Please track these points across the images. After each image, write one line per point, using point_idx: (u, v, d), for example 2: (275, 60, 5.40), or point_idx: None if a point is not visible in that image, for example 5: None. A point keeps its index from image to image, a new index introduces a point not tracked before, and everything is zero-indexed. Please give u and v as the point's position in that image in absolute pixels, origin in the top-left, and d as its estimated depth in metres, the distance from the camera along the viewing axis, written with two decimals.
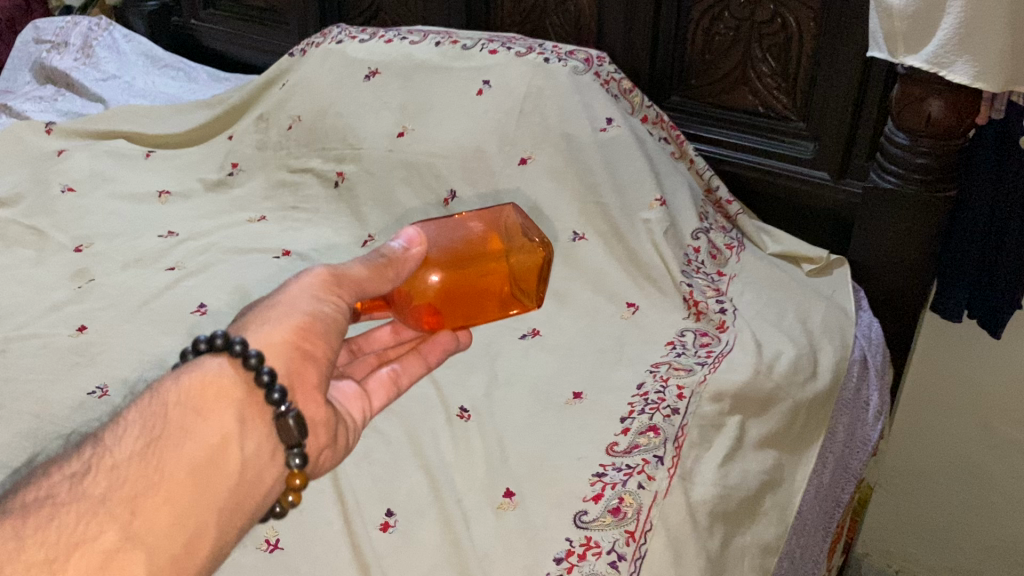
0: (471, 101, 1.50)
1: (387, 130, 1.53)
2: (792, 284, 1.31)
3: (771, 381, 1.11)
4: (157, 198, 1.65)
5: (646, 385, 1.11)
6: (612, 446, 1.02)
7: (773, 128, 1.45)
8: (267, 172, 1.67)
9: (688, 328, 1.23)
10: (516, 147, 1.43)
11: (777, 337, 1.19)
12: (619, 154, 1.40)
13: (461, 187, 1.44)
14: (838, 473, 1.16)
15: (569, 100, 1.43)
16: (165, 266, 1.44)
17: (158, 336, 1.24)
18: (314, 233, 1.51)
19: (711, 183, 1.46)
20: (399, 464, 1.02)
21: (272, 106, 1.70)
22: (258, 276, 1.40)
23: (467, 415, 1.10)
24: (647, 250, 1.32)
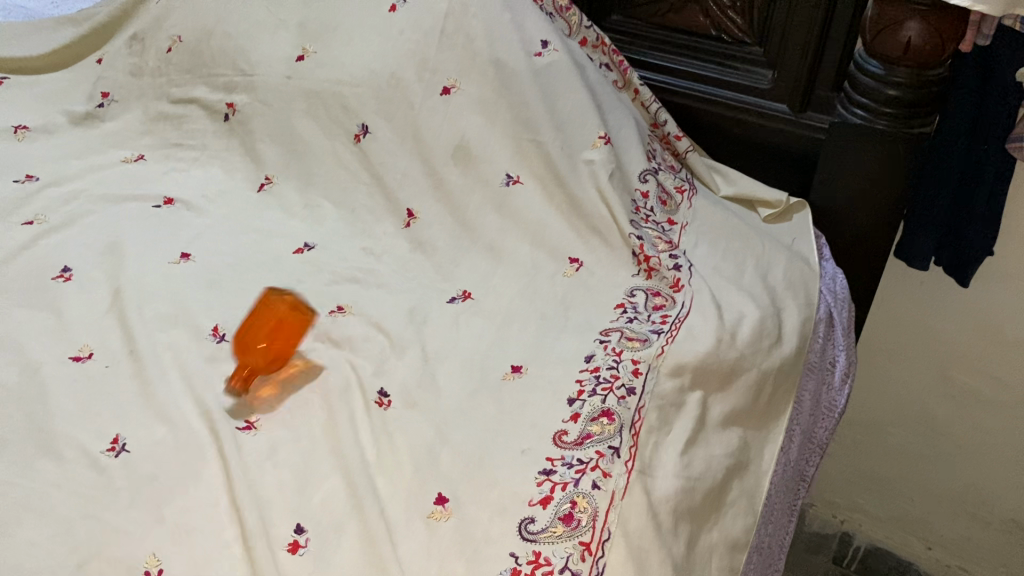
0: (383, 20, 1.27)
1: (285, 53, 1.31)
2: (751, 232, 1.17)
3: (735, 351, 0.98)
4: (13, 134, 1.40)
5: (596, 358, 0.97)
6: (560, 436, 0.88)
7: (726, 53, 1.29)
8: (145, 103, 1.42)
9: (639, 287, 1.09)
10: (436, 74, 1.24)
11: (740, 297, 1.05)
12: (556, 83, 1.22)
13: (374, 121, 1.26)
14: (804, 446, 1.05)
15: (498, 21, 1.23)
16: (22, 220, 1.21)
17: (14, 314, 1.04)
18: (201, 177, 1.32)
19: (658, 117, 1.30)
20: (310, 466, 0.86)
21: (147, 23, 1.43)
22: (138, 232, 1.19)
23: (388, 401, 0.94)
24: (591, 200, 1.16)
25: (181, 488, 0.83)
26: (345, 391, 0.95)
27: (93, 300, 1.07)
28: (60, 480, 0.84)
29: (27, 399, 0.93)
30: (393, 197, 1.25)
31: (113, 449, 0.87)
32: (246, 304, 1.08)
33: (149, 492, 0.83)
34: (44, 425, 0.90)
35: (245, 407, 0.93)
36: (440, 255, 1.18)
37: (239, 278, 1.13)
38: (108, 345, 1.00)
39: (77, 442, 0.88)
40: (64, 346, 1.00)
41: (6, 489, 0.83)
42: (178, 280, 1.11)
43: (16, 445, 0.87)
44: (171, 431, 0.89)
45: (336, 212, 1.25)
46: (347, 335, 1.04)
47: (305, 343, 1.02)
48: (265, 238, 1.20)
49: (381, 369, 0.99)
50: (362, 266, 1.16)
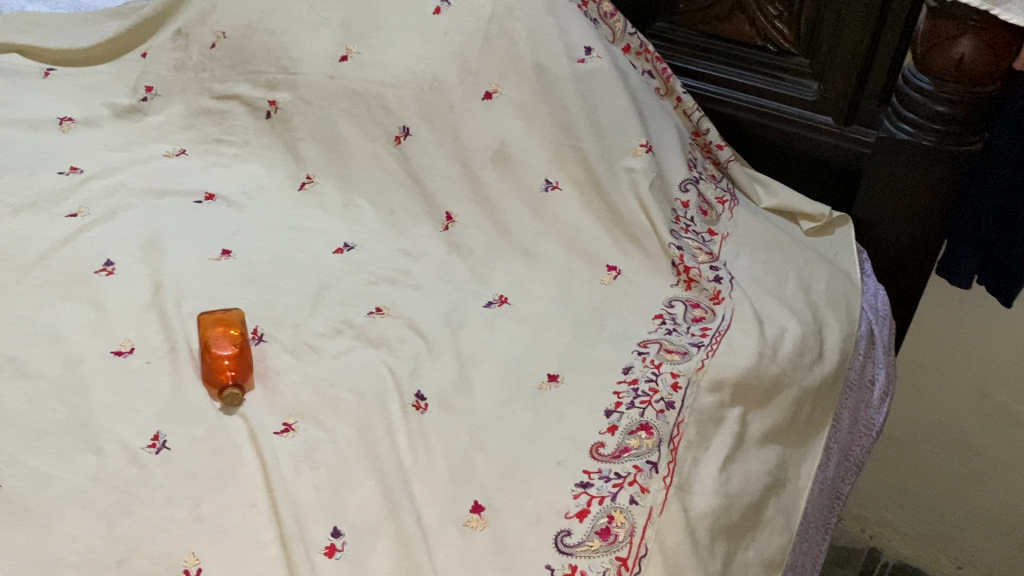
0: (426, 21, 1.27)
1: (329, 52, 1.31)
2: (792, 244, 1.16)
3: (776, 367, 0.97)
4: (58, 126, 1.41)
5: (634, 370, 0.96)
6: (598, 448, 0.87)
7: (771, 63, 1.28)
8: (187, 98, 1.43)
9: (678, 297, 1.08)
10: (478, 78, 1.24)
11: (780, 311, 1.03)
12: (599, 91, 1.21)
13: (415, 123, 1.26)
14: (840, 464, 1.04)
15: (542, 25, 1.23)
16: (65, 212, 1.22)
17: (57, 305, 1.05)
18: (241, 173, 1.32)
19: (700, 125, 1.28)
20: (346, 468, 0.86)
21: (191, 18, 1.44)
22: (178, 226, 1.20)
23: (424, 405, 0.94)
24: (631, 208, 1.15)
25: (220, 486, 0.84)
26: (381, 393, 0.95)
27: (134, 294, 1.07)
28: (99, 474, 0.84)
29: (69, 392, 0.93)
30: (430, 199, 1.24)
31: (153, 445, 0.88)
32: (284, 302, 1.09)
33: (187, 489, 0.83)
34: (84, 418, 0.90)
35: (280, 406, 0.93)
36: (476, 258, 1.17)
37: (275, 274, 1.13)
38: (148, 340, 1.01)
39: (117, 436, 0.88)
40: (105, 340, 1.00)
41: (47, 481, 0.83)
42: (217, 277, 1.11)
43: (57, 436, 0.88)
44: (209, 429, 0.90)
45: (374, 212, 1.24)
46: (383, 336, 1.03)
47: (342, 344, 1.02)
48: (304, 236, 1.20)
49: (417, 371, 0.98)
50: (398, 267, 1.16)
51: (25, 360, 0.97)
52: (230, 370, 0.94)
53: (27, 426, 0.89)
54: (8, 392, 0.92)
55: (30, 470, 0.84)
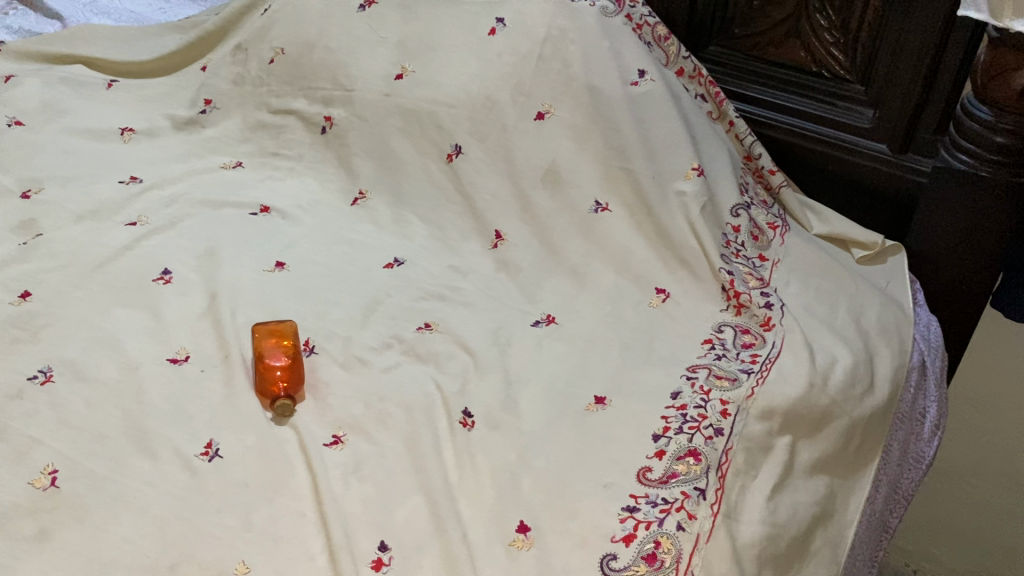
0: (482, 42, 1.29)
1: (385, 70, 1.33)
2: (844, 273, 1.15)
3: (826, 397, 0.96)
4: (119, 136, 1.44)
5: (683, 395, 0.95)
6: (645, 473, 0.87)
7: (826, 90, 1.27)
8: (245, 112, 1.46)
9: (727, 323, 1.07)
10: (531, 99, 1.25)
11: (832, 340, 1.02)
12: (652, 114, 1.22)
13: (467, 142, 1.27)
14: (889, 497, 1.02)
15: (596, 48, 1.24)
16: (125, 220, 1.25)
17: (116, 311, 1.07)
18: (296, 187, 1.35)
19: (752, 150, 1.28)
20: (394, 483, 0.87)
21: (252, 33, 1.47)
22: (234, 237, 1.23)
23: (470, 423, 0.95)
24: (681, 230, 1.15)
25: (270, 496, 0.85)
26: (429, 409, 0.96)
27: (190, 303, 1.09)
28: (153, 479, 0.86)
29: (125, 397, 0.95)
30: (480, 217, 1.25)
31: (206, 452, 0.89)
32: (335, 315, 1.10)
33: (238, 497, 0.85)
34: (140, 423, 0.92)
35: (330, 418, 0.95)
36: (524, 277, 1.18)
37: (327, 287, 1.15)
38: (203, 348, 1.03)
39: (172, 442, 0.90)
40: (162, 346, 1.02)
41: (104, 484, 0.85)
42: (272, 288, 1.13)
43: (113, 440, 0.90)
44: (261, 439, 0.91)
45: (424, 229, 1.25)
46: (431, 352, 1.04)
47: (391, 358, 1.04)
48: (355, 251, 1.22)
49: (465, 389, 0.99)
50: (448, 283, 1.16)
51: (85, 364, 0.99)
52: (283, 381, 0.96)
53: (86, 429, 0.91)
54: (68, 396, 0.95)
55: (87, 472, 0.86)
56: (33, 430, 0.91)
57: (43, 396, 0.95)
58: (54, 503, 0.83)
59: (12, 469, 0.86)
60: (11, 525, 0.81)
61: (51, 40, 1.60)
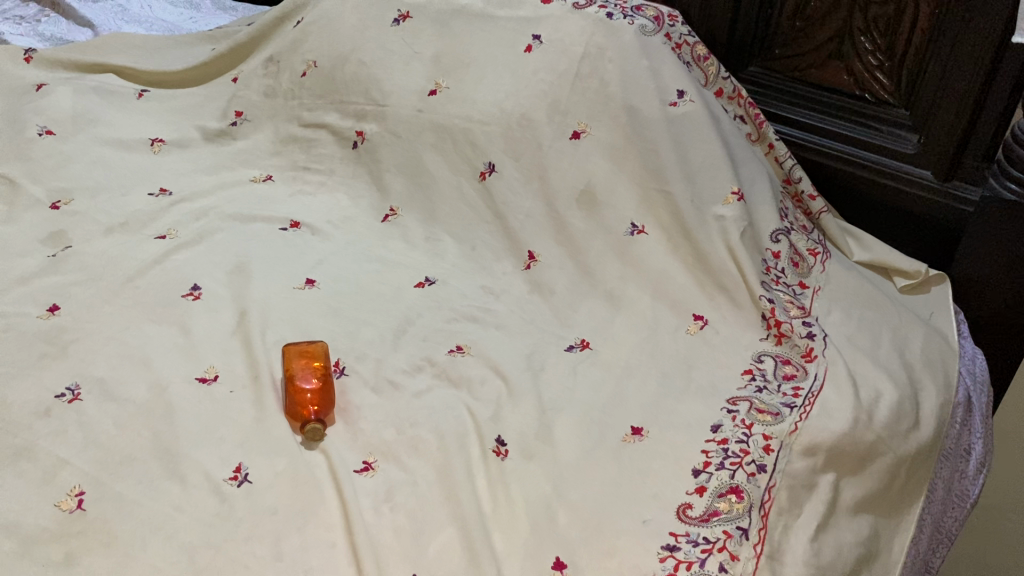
0: (518, 58, 1.27)
1: (418, 86, 1.31)
2: (886, 302, 1.12)
3: (871, 434, 0.93)
4: (150, 147, 1.43)
5: (724, 428, 0.93)
6: (685, 510, 0.85)
7: (870, 113, 1.25)
8: (276, 125, 1.44)
9: (767, 352, 1.04)
10: (567, 117, 1.23)
11: (876, 374, 0.99)
12: (690, 135, 1.20)
13: (502, 160, 1.25)
14: (933, 537, 0.99)
15: (634, 67, 1.22)
16: (155, 233, 1.24)
17: (145, 327, 1.06)
18: (327, 203, 1.33)
19: (792, 173, 1.26)
20: (427, 513, 0.85)
21: (285, 45, 1.46)
22: (265, 253, 1.21)
23: (504, 451, 0.93)
24: (721, 256, 1.12)
25: (300, 524, 0.83)
26: (462, 436, 0.93)
27: (220, 320, 1.08)
28: (182, 503, 0.84)
29: (155, 417, 0.94)
30: (514, 236, 1.23)
31: (235, 477, 0.87)
32: (366, 335, 1.08)
33: (267, 525, 0.83)
34: (169, 445, 0.90)
35: (361, 443, 0.93)
36: (558, 299, 1.15)
37: (358, 307, 1.13)
38: (232, 368, 1.01)
39: (200, 465, 0.88)
40: (190, 365, 1.01)
41: (132, 508, 0.83)
42: (303, 307, 1.12)
43: (142, 462, 0.88)
44: (291, 464, 0.89)
45: (456, 247, 1.24)
46: (463, 376, 1.02)
47: (423, 382, 1.01)
48: (386, 269, 1.20)
49: (498, 416, 0.97)
50: (481, 305, 1.14)
51: (113, 382, 0.97)
52: (313, 404, 0.94)
53: (114, 450, 0.89)
54: (96, 416, 0.93)
55: (115, 495, 0.85)
56: (61, 449, 0.89)
57: (71, 415, 0.93)
58: (81, 526, 0.81)
59: (40, 490, 0.85)
60: (37, 549, 0.79)
61: (83, 49, 1.60)
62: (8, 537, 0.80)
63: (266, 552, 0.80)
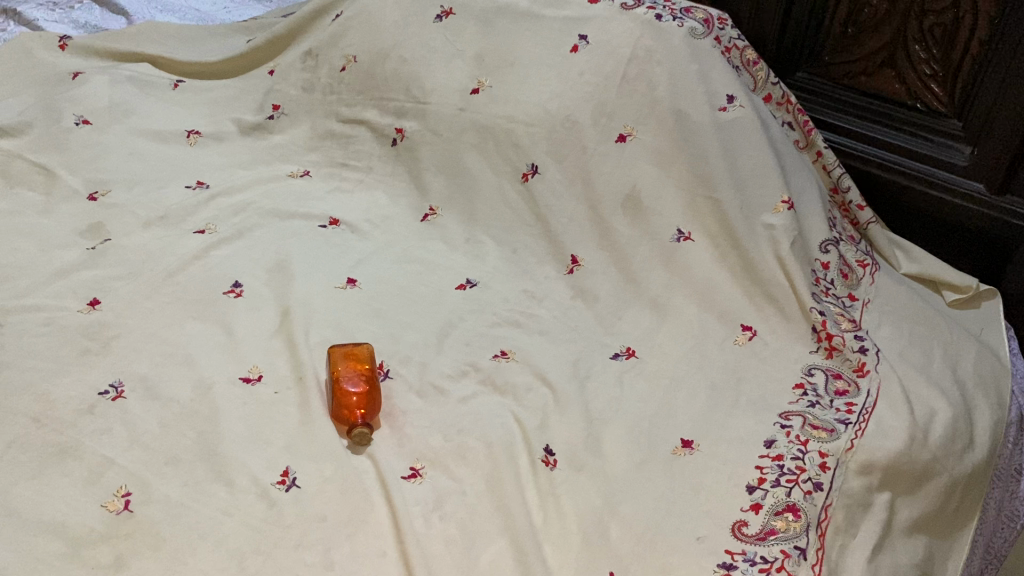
0: (564, 59, 1.26)
1: (461, 84, 1.30)
2: (937, 316, 1.10)
3: (927, 453, 0.91)
4: (186, 139, 1.41)
5: (779, 444, 0.91)
6: (740, 527, 0.83)
7: (922, 123, 1.23)
8: (314, 120, 1.43)
9: (818, 365, 1.03)
10: (613, 120, 1.22)
11: (930, 391, 0.98)
12: (740, 141, 1.18)
13: (545, 162, 1.23)
14: (983, 557, 0.98)
15: (683, 71, 1.21)
16: (193, 228, 1.22)
17: (187, 324, 1.04)
18: (365, 202, 1.32)
19: (840, 182, 1.24)
20: (478, 524, 0.84)
21: (324, 40, 1.45)
22: (305, 250, 1.20)
23: (552, 461, 0.91)
24: (769, 265, 1.11)
25: (350, 532, 0.82)
26: (511, 445, 0.92)
27: (262, 319, 1.07)
28: (230, 507, 0.83)
29: (199, 418, 0.92)
30: (556, 240, 1.21)
31: (283, 481, 0.86)
32: (409, 338, 1.06)
33: (317, 533, 0.81)
34: (214, 447, 0.89)
35: (408, 450, 0.92)
36: (603, 306, 1.13)
37: (400, 309, 1.11)
38: (276, 369, 1.00)
39: (247, 469, 0.87)
40: (233, 365, 1.00)
41: (180, 511, 0.82)
42: (345, 307, 1.10)
43: (188, 464, 0.87)
44: (339, 469, 0.88)
45: (497, 250, 1.22)
46: (509, 383, 1.00)
47: (468, 388, 1.00)
48: (426, 270, 1.19)
49: (546, 425, 0.95)
50: (524, 309, 1.12)
51: (157, 380, 0.96)
52: (360, 408, 0.92)
53: (160, 451, 0.88)
54: (140, 415, 0.92)
55: (163, 498, 0.84)
56: (107, 449, 0.88)
57: (115, 413, 0.92)
58: (129, 529, 0.80)
59: (87, 490, 0.84)
60: (85, 551, 0.78)
61: (118, 38, 1.58)
62: (55, 538, 0.79)
63: (317, 560, 0.79)
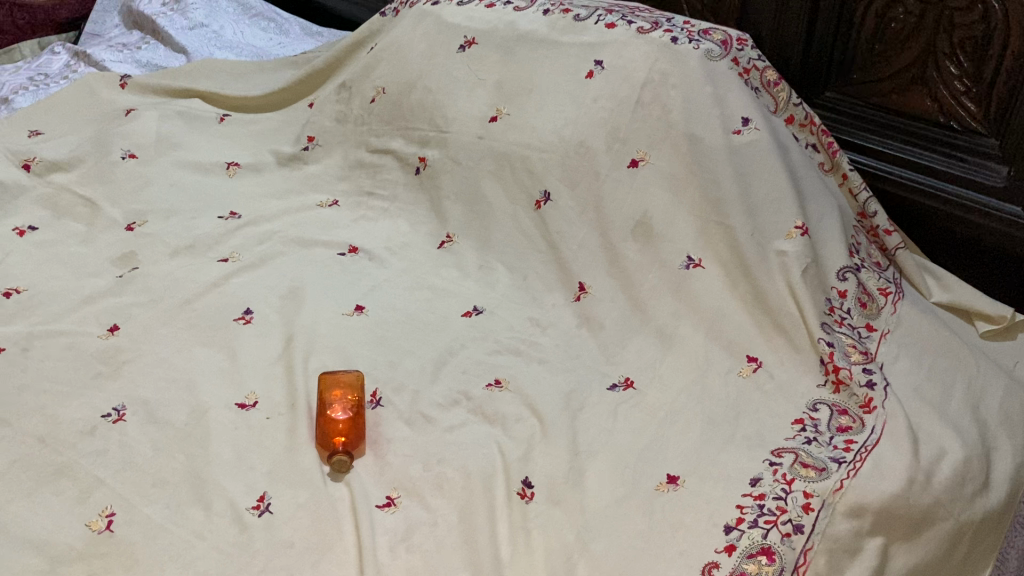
0: (579, 85, 1.25)
1: (479, 113, 1.31)
2: (964, 348, 1.03)
3: (929, 497, 0.85)
4: (226, 170, 1.47)
5: (764, 482, 0.87)
6: (710, 570, 0.80)
7: (956, 143, 1.20)
8: (346, 150, 1.47)
9: (823, 400, 0.97)
10: (626, 146, 1.20)
11: (942, 429, 0.91)
12: (755, 164, 1.14)
13: (557, 189, 1.22)
14: None
15: (698, 94, 1.18)
16: (219, 256, 1.27)
17: (195, 350, 1.08)
18: (387, 228, 1.33)
19: (867, 207, 1.20)
20: (442, 556, 0.83)
21: (357, 72, 1.49)
22: (320, 277, 1.23)
23: (529, 494, 0.90)
24: (780, 294, 1.06)
25: (314, 559, 0.82)
26: (489, 476, 0.91)
27: (267, 346, 1.09)
28: (204, 531, 0.85)
29: (190, 441, 0.95)
30: (566, 268, 1.19)
31: (258, 507, 0.88)
32: (407, 365, 1.07)
33: (283, 559, 0.83)
34: (199, 471, 0.92)
35: (386, 478, 0.92)
36: (607, 335, 1.11)
37: (403, 336, 1.12)
38: (272, 395, 1.02)
39: (226, 493, 0.89)
40: (232, 391, 1.02)
41: (156, 533, 0.85)
42: (349, 333, 1.12)
43: (173, 486, 0.90)
44: (314, 496, 0.89)
45: (507, 276, 1.21)
46: (499, 412, 0.99)
47: (456, 417, 0.99)
48: (435, 297, 1.19)
49: (529, 456, 0.94)
50: (526, 337, 1.11)
51: (158, 405, 1.00)
52: (343, 435, 0.93)
53: (149, 473, 0.91)
54: (137, 437, 0.96)
55: (143, 518, 0.86)
56: (100, 470, 0.92)
57: (113, 435, 0.96)
58: (106, 549, 0.83)
59: (73, 510, 0.87)
60: (62, 569, 0.81)
61: (173, 75, 1.66)
62: (37, 555, 0.82)
63: None
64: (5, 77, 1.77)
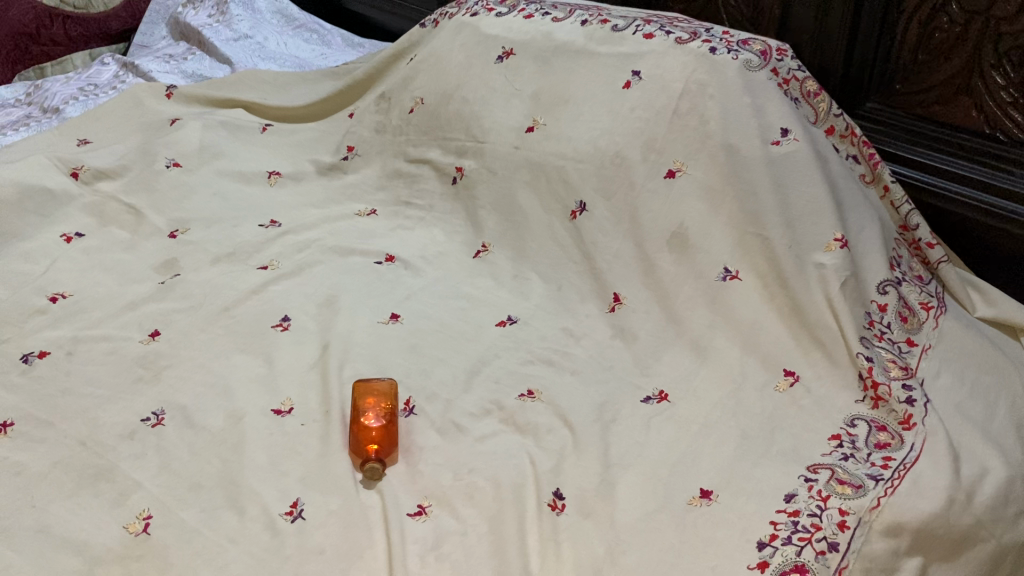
0: (617, 95, 1.25)
1: (516, 123, 1.32)
2: (1008, 366, 1.01)
3: (969, 517, 0.84)
4: (267, 179, 1.49)
5: (798, 499, 0.85)
6: None
7: (999, 154, 1.21)
8: (384, 160, 1.48)
9: (861, 416, 0.95)
10: (663, 156, 1.20)
11: (984, 448, 0.89)
12: (793, 175, 1.12)
13: (593, 200, 1.22)
14: None
15: (736, 104, 1.16)
16: (257, 264, 1.29)
17: (233, 357, 1.10)
18: (423, 238, 1.34)
19: (909, 220, 1.18)
20: (471, 566, 0.83)
21: (397, 83, 1.50)
22: (356, 286, 1.24)
23: (560, 506, 0.89)
24: (818, 307, 1.05)
25: (344, 566, 0.83)
26: (520, 487, 0.91)
27: (302, 353, 1.11)
28: (237, 536, 0.86)
29: (226, 447, 0.97)
30: (600, 278, 1.19)
31: (290, 513, 0.89)
32: (439, 374, 1.07)
33: (314, 565, 0.83)
34: (234, 476, 0.93)
35: (418, 486, 0.92)
36: (642, 346, 1.10)
37: (437, 345, 1.13)
38: (307, 402, 1.03)
39: (260, 499, 0.90)
40: (268, 397, 1.04)
41: (191, 536, 0.86)
42: (384, 341, 1.13)
43: (209, 491, 0.91)
44: (346, 503, 0.89)
45: (542, 286, 1.21)
46: (531, 423, 0.99)
47: (488, 426, 0.99)
48: (470, 306, 1.19)
49: (560, 467, 0.93)
50: (560, 348, 1.11)
51: (195, 410, 1.02)
52: (376, 442, 0.94)
53: (185, 477, 0.93)
54: (174, 441, 0.97)
55: (179, 521, 0.88)
56: (138, 473, 0.93)
57: (152, 439, 0.98)
58: (142, 551, 0.84)
59: (111, 512, 0.89)
60: (99, 570, 0.83)
61: (218, 84, 1.70)
62: (75, 555, 0.84)
63: None
64: (56, 87, 1.82)
